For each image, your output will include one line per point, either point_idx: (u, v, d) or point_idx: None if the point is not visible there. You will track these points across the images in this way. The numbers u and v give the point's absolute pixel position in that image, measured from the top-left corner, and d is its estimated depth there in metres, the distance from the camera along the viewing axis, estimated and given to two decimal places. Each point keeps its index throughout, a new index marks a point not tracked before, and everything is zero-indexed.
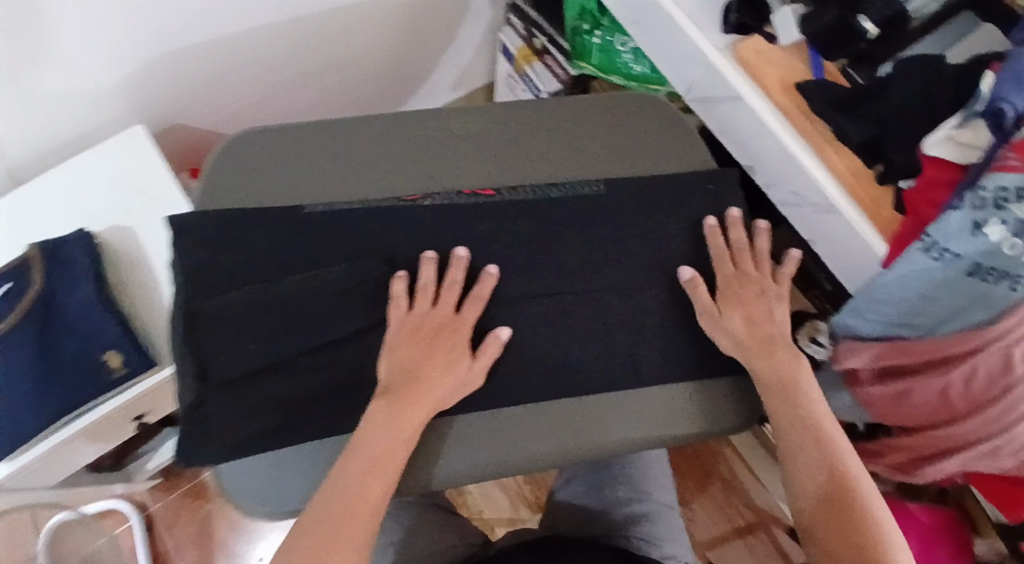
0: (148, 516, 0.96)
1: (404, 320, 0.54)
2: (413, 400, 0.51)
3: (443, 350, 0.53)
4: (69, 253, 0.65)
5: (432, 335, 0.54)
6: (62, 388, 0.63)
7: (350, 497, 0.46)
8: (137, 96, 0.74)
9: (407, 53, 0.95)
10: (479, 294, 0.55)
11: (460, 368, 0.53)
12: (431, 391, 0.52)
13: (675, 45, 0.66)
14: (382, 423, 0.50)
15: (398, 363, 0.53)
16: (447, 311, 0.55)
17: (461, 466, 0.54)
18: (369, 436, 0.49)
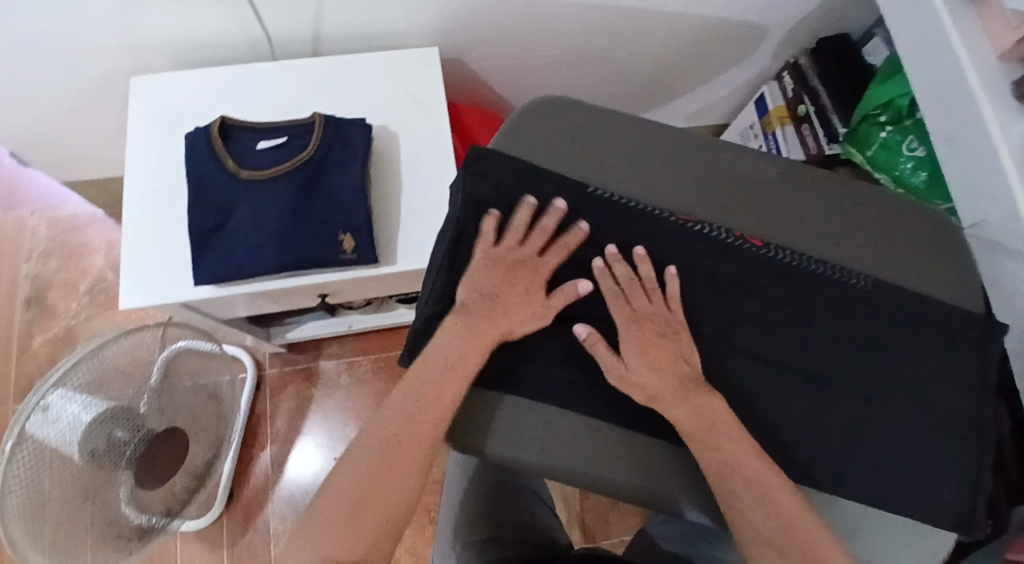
0: (261, 374, 1.02)
1: (489, 251, 0.58)
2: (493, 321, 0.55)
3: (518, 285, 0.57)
4: (348, 133, 0.70)
5: (511, 269, 0.58)
6: (296, 243, 0.65)
7: (437, 385, 0.53)
8: (443, 17, 0.77)
9: (675, 71, 0.96)
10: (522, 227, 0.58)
11: (534, 299, 0.57)
12: (507, 318, 0.56)
13: (988, 182, 0.64)
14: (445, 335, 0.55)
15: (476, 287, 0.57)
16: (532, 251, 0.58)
17: (513, 444, 0.54)
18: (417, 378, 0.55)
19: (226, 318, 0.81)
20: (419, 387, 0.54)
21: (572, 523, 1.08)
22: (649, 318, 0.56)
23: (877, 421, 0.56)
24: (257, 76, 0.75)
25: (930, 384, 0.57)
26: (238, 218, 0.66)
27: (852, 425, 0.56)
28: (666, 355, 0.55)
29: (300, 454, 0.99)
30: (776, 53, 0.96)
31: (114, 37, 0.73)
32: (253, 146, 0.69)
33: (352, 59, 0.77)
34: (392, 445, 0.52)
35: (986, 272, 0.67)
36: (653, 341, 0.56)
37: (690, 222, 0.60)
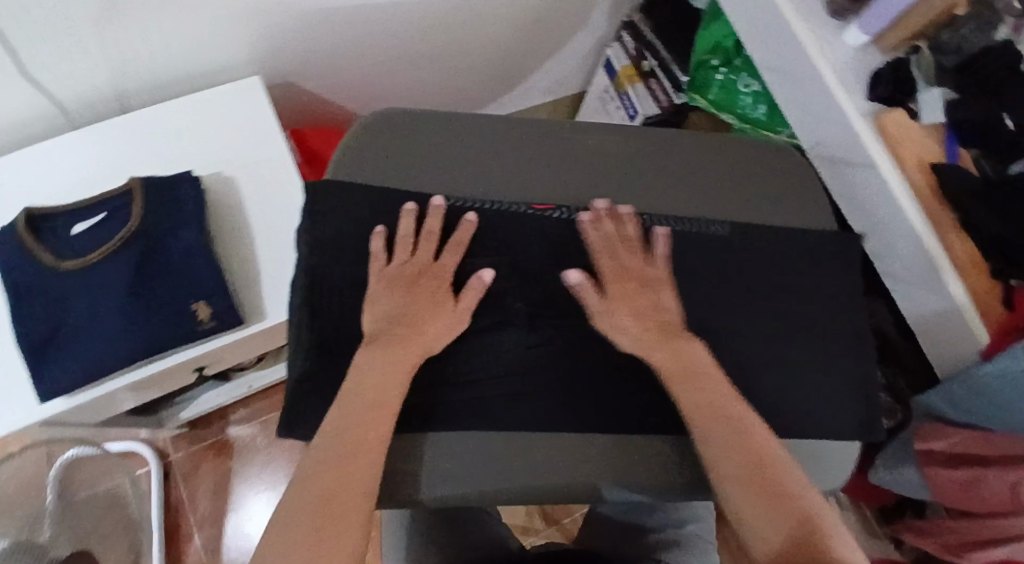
0: (167, 463, 0.95)
1: (383, 271, 0.54)
2: (406, 343, 0.52)
3: (424, 295, 0.54)
4: (176, 196, 0.64)
5: (412, 284, 0.54)
6: (146, 328, 0.61)
7: (363, 417, 0.48)
8: (257, 48, 0.72)
9: (516, 53, 0.95)
10: (460, 240, 0.55)
11: (444, 307, 0.54)
12: (423, 334, 0.53)
13: (820, 105, 0.66)
14: (375, 370, 0.50)
15: (384, 312, 0.53)
16: (426, 259, 0.55)
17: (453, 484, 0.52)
18: (348, 409, 0.49)
19: (101, 420, 0.75)
20: (345, 421, 0.48)
21: (531, 516, 1.07)
22: (631, 273, 0.56)
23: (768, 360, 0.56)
24: (62, 152, 0.67)
25: (810, 311, 0.59)
26: (71, 315, 0.60)
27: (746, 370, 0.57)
28: (648, 305, 0.55)
29: (231, 531, 0.94)
30: (612, 14, 0.96)
31: None
32: (70, 233, 0.63)
33: (166, 109, 0.70)
34: (323, 501, 0.45)
35: (834, 188, 0.71)
36: (634, 292, 0.56)
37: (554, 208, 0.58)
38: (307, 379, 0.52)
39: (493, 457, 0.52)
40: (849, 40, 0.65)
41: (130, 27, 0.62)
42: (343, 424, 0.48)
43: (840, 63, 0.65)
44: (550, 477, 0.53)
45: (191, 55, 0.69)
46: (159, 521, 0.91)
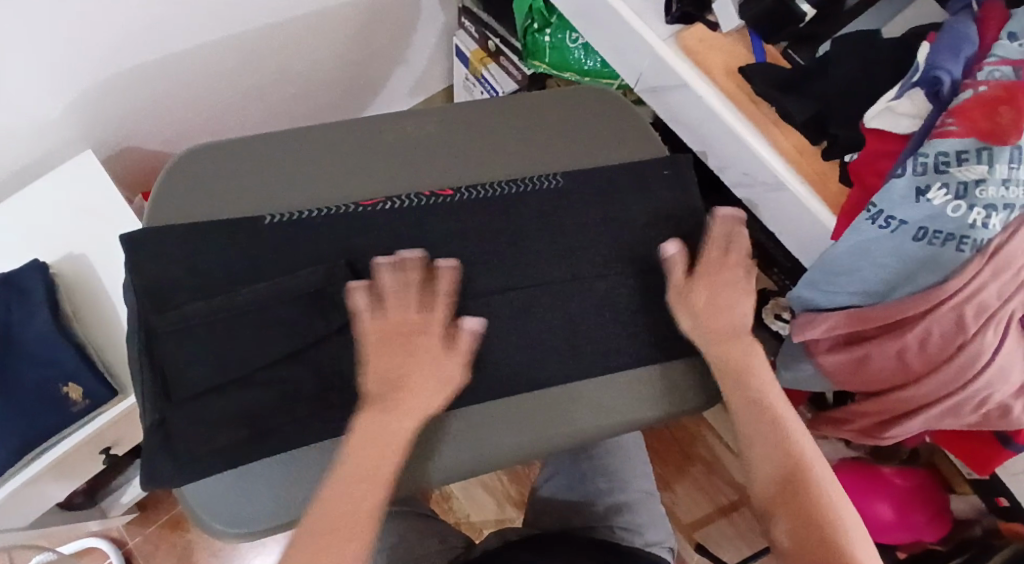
0: (127, 550, 0.94)
1: (379, 326, 0.52)
2: (399, 409, 0.50)
3: (417, 353, 0.51)
4: (23, 286, 0.63)
5: (404, 342, 0.51)
6: (23, 422, 0.61)
7: (360, 459, 0.48)
8: (84, 121, 0.72)
9: (360, 62, 0.96)
10: (439, 289, 0.54)
11: (450, 363, 0.52)
12: (417, 399, 0.50)
13: (626, 40, 0.67)
14: (364, 429, 0.49)
15: (375, 372, 0.51)
16: (416, 315, 0.52)
17: (431, 470, 0.54)
18: (357, 445, 0.49)
19: (26, 524, 0.74)
20: (351, 459, 0.48)
21: (503, 505, 1.09)
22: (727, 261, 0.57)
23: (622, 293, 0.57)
24: None
25: (652, 235, 0.60)
26: None
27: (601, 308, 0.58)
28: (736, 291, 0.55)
29: None
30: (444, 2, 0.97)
31: None
32: None
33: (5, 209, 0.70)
34: (333, 527, 0.45)
35: (664, 115, 0.71)
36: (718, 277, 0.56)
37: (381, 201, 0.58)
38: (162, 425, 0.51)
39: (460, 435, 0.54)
40: None
41: None
42: (360, 455, 0.48)
43: None
44: (513, 442, 0.55)
45: (16, 147, 0.69)
46: None
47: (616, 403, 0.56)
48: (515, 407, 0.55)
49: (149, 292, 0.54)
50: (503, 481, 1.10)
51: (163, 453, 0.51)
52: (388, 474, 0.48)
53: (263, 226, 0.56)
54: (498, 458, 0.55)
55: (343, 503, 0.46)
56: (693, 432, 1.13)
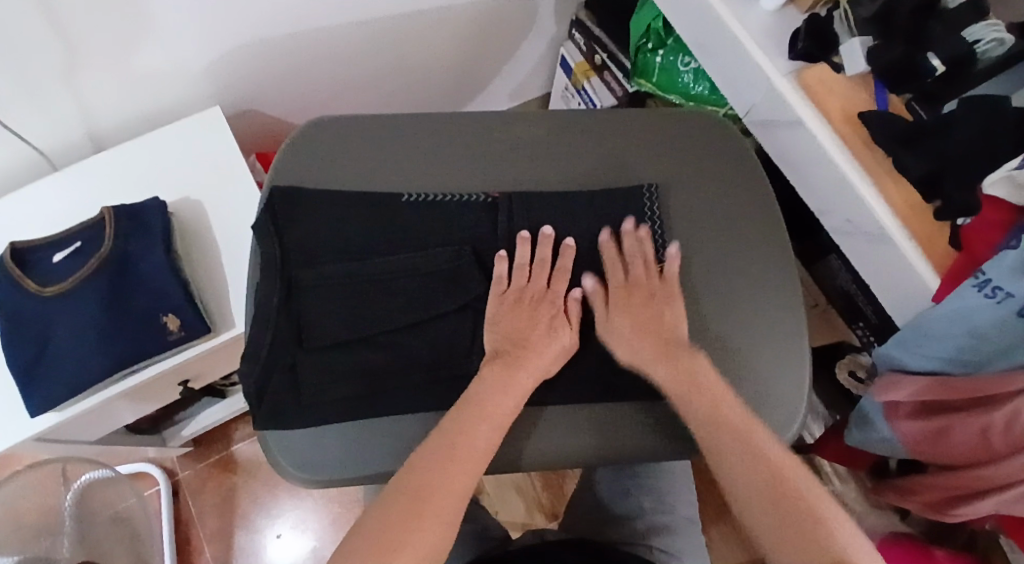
0: (175, 481, 0.99)
1: (502, 296, 0.57)
2: (525, 366, 0.54)
3: (544, 319, 0.57)
4: (143, 219, 0.69)
5: (534, 307, 0.57)
6: (122, 341, 0.65)
7: (484, 414, 0.51)
8: (212, 80, 0.77)
9: (469, 59, 0.98)
10: (564, 266, 0.58)
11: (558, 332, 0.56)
12: (539, 358, 0.55)
13: (745, 70, 0.67)
14: (479, 393, 0.52)
15: (504, 333, 0.56)
16: (541, 285, 0.58)
17: (525, 453, 0.57)
18: (474, 403, 0.51)
19: (100, 437, 0.79)
20: (446, 431, 0.50)
21: (531, 512, 1.09)
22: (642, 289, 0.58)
23: None
24: (42, 194, 0.73)
25: (734, 269, 0.62)
26: (56, 338, 0.65)
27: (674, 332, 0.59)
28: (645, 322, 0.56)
29: (241, 544, 0.98)
30: (559, 13, 0.98)
31: None
32: (51, 262, 0.67)
33: (133, 146, 0.76)
34: (414, 499, 0.45)
35: (770, 150, 0.71)
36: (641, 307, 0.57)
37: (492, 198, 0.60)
38: (292, 370, 0.55)
39: (536, 433, 0.57)
40: (766, 5, 0.66)
41: (88, 75, 0.67)
42: (436, 445, 0.49)
43: (759, 26, 0.66)
44: (561, 446, 0.57)
45: (151, 92, 0.74)
46: (170, 538, 0.95)
47: (655, 429, 0.58)
48: (580, 416, 0.57)
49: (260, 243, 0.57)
50: (535, 487, 1.10)
51: (270, 388, 0.54)
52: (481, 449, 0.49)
53: (372, 196, 0.59)
54: (546, 460, 0.57)
55: (423, 487, 0.46)
56: None
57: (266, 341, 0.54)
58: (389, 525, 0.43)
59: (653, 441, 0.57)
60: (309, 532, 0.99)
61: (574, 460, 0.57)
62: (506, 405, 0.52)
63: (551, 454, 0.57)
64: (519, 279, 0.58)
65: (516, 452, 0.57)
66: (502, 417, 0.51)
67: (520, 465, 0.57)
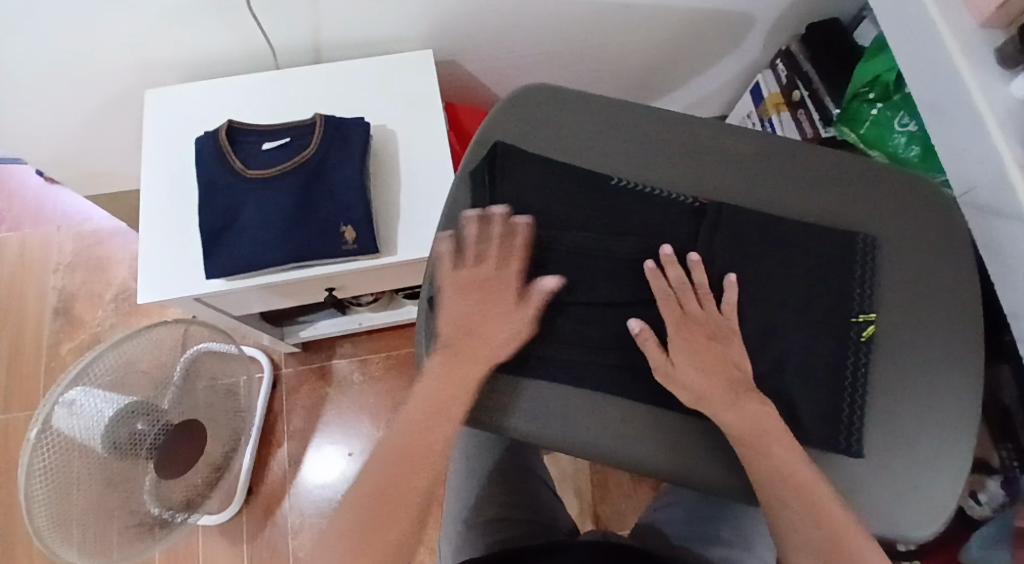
0: (277, 374, 1.06)
1: (453, 276, 0.59)
2: (474, 355, 0.57)
3: (497, 303, 0.58)
4: (347, 132, 0.73)
5: (484, 287, 0.59)
6: (300, 237, 0.69)
7: (441, 393, 0.56)
8: (431, 19, 0.80)
9: (664, 64, 0.98)
10: (661, 288, 0.58)
11: (512, 318, 0.58)
12: (487, 346, 0.57)
13: (978, 152, 0.64)
14: (442, 370, 0.57)
15: (465, 317, 0.58)
16: (490, 268, 0.59)
17: (540, 429, 0.57)
18: (434, 379, 0.56)
19: (239, 315, 0.84)
20: (406, 421, 0.55)
21: (583, 516, 1.10)
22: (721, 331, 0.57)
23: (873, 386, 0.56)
24: (263, 83, 0.78)
25: (913, 349, 0.59)
26: (244, 218, 0.69)
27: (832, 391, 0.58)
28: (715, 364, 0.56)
29: (316, 452, 1.03)
30: (767, 41, 0.97)
31: (137, 57, 0.78)
32: (258, 148, 0.71)
33: (353, 62, 0.80)
34: (376, 502, 0.51)
35: (981, 240, 0.67)
36: (701, 343, 0.56)
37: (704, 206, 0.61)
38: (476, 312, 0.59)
39: (567, 412, 0.57)
40: (1015, 89, 0.62)
41: None
42: (397, 440, 0.54)
43: (1003, 109, 0.62)
44: (584, 435, 0.57)
45: (381, 18, 0.78)
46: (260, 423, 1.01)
47: (667, 434, 0.57)
48: (597, 406, 0.57)
49: (482, 183, 0.62)
50: (595, 493, 1.11)
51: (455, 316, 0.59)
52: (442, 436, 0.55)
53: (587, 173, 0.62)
54: (577, 448, 0.57)
55: (407, 443, 0.54)
56: None
57: (459, 279, 0.60)
58: (364, 528, 0.51)
59: (659, 447, 0.57)
60: None
61: (585, 449, 0.57)
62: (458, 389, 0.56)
63: (566, 438, 0.57)
64: (480, 266, 0.59)
65: (534, 425, 0.57)
66: (452, 409, 0.56)
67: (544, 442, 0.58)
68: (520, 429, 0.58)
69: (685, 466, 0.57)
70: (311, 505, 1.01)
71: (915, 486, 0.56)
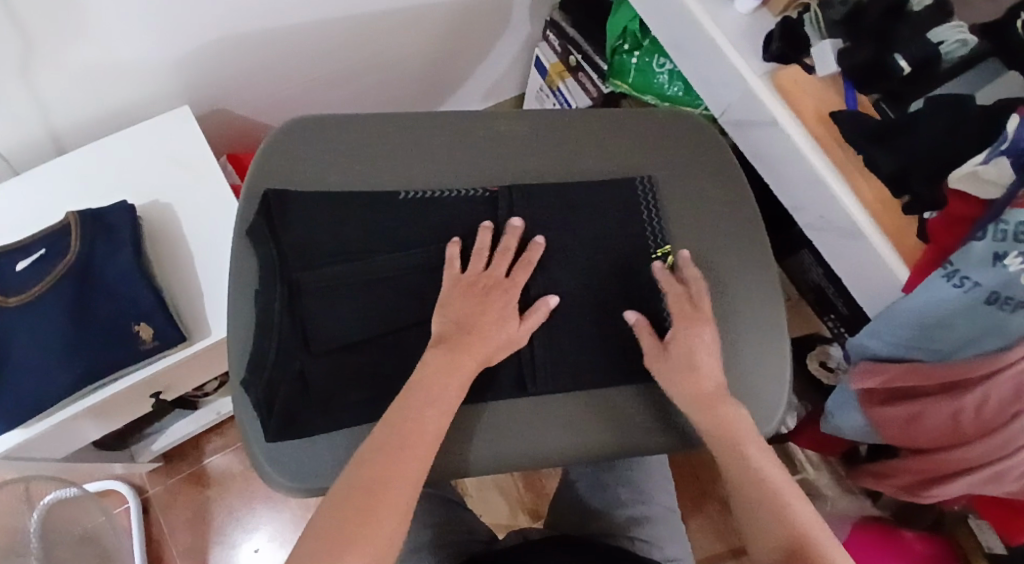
0: (146, 497, 0.96)
1: (457, 279, 0.56)
2: (468, 350, 0.53)
3: (496, 304, 0.56)
4: (110, 224, 0.66)
5: (483, 293, 0.56)
6: (91, 353, 0.62)
7: (438, 384, 0.51)
8: (179, 79, 0.75)
9: (441, 60, 0.98)
10: (507, 247, 0.58)
11: (510, 323, 0.56)
12: (484, 344, 0.54)
13: (721, 72, 0.69)
14: (435, 366, 0.52)
15: (452, 318, 0.55)
16: (501, 272, 0.57)
17: (495, 454, 0.57)
18: (428, 376, 0.51)
19: (66, 455, 0.75)
20: (393, 420, 0.49)
21: (515, 512, 1.09)
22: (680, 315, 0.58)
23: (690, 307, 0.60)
24: (2, 199, 0.70)
25: (717, 266, 0.63)
26: (19, 352, 0.61)
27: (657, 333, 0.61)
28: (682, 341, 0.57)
29: (216, 559, 0.95)
30: (531, 15, 0.99)
31: None
32: (11, 271, 0.63)
33: (99, 147, 0.73)
34: (359, 518, 0.43)
35: (744, 148, 0.73)
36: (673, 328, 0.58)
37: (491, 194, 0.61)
38: (299, 374, 0.54)
39: (511, 429, 0.58)
40: (740, 8, 0.68)
41: (50, 75, 0.65)
42: (375, 446, 0.47)
43: (733, 29, 0.68)
44: (535, 444, 0.58)
45: (119, 92, 0.72)
46: (141, 556, 0.91)
47: (603, 412, 0.59)
48: (536, 410, 0.58)
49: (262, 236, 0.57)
50: (518, 487, 1.10)
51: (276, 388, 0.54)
52: (433, 431, 0.49)
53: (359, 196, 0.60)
54: (535, 458, 0.58)
55: (379, 472, 0.46)
56: (716, 468, 1.13)
57: (272, 347, 0.55)
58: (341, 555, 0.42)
59: (603, 424, 0.59)
60: (289, 543, 0.97)
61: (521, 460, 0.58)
62: (456, 384, 0.52)
63: (522, 453, 0.58)
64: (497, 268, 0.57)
65: (475, 452, 0.57)
66: (445, 403, 0.51)
67: (505, 466, 0.58)
68: (476, 462, 0.57)
69: (631, 433, 0.59)
70: None
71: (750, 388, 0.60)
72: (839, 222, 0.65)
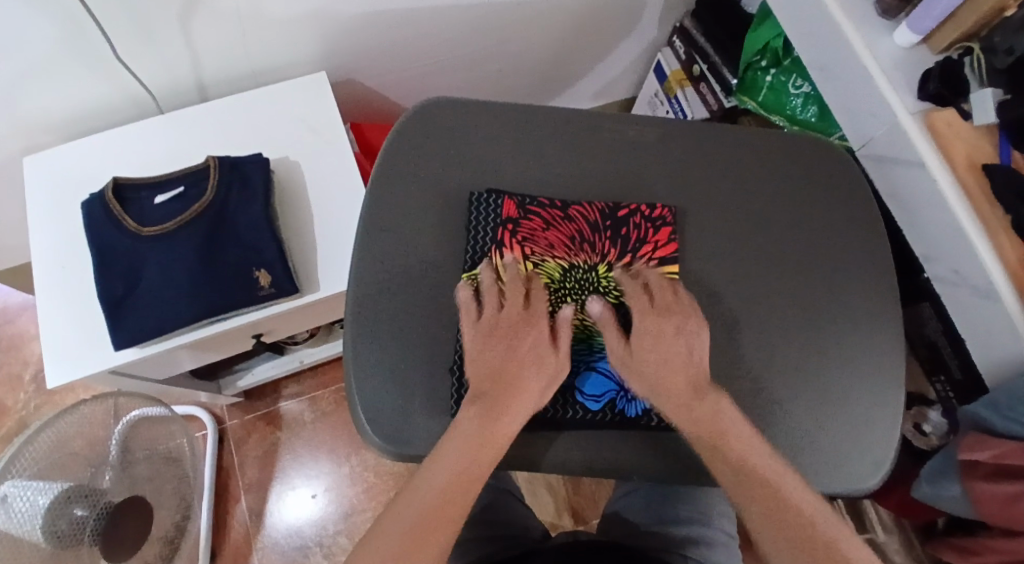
0: (222, 428, 1.02)
1: (476, 323, 0.56)
2: (499, 403, 0.53)
3: (523, 341, 0.55)
4: (248, 174, 0.70)
5: (506, 335, 0.56)
6: (211, 290, 0.66)
7: (468, 454, 0.50)
8: (322, 45, 0.78)
9: (563, 55, 0.98)
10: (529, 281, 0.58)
11: (546, 360, 0.55)
12: (519, 397, 0.53)
13: (870, 106, 0.66)
14: (465, 425, 0.52)
15: (476, 368, 0.54)
16: (516, 308, 0.56)
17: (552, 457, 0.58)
18: (458, 436, 0.51)
19: (166, 378, 0.80)
20: (430, 482, 0.49)
21: (560, 510, 1.10)
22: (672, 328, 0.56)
23: (791, 343, 0.61)
24: (150, 133, 0.74)
25: (829, 307, 0.62)
26: (150, 278, 0.66)
27: (759, 368, 0.60)
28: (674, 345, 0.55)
29: (274, 499, 0.99)
30: (660, 21, 0.97)
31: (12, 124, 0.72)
32: (151, 203, 0.68)
33: (242, 97, 0.77)
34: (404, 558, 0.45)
35: (882, 188, 0.70)
36: (666, 336, 0.55)
37: (671, 221, 0.63)
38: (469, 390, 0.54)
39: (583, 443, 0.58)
40: (899, 39, 0.66)
41: (211, 25, 0.68)
42: (414, 500, 0.48)
43: (888, 61, 0.66)
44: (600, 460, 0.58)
45: (267, 49, 0.75)
46: (211, 481, 0.97)
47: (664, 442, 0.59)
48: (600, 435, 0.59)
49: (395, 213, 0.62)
50: (568, 487, 1.11)
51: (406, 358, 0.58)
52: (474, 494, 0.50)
53: (602, 230, 0.62)
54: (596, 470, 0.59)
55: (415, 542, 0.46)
56: None
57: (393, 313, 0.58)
58: None
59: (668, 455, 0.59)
60: (344, 498, 1.00)
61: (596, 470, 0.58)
62: (490, 448, 0.51)
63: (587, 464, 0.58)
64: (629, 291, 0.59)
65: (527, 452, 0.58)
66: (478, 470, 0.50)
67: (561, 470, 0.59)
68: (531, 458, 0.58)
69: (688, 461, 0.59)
70: (280, 556, 0.97)
71: (847, 436, 0.59)
72: (973, 281, 0.62)
